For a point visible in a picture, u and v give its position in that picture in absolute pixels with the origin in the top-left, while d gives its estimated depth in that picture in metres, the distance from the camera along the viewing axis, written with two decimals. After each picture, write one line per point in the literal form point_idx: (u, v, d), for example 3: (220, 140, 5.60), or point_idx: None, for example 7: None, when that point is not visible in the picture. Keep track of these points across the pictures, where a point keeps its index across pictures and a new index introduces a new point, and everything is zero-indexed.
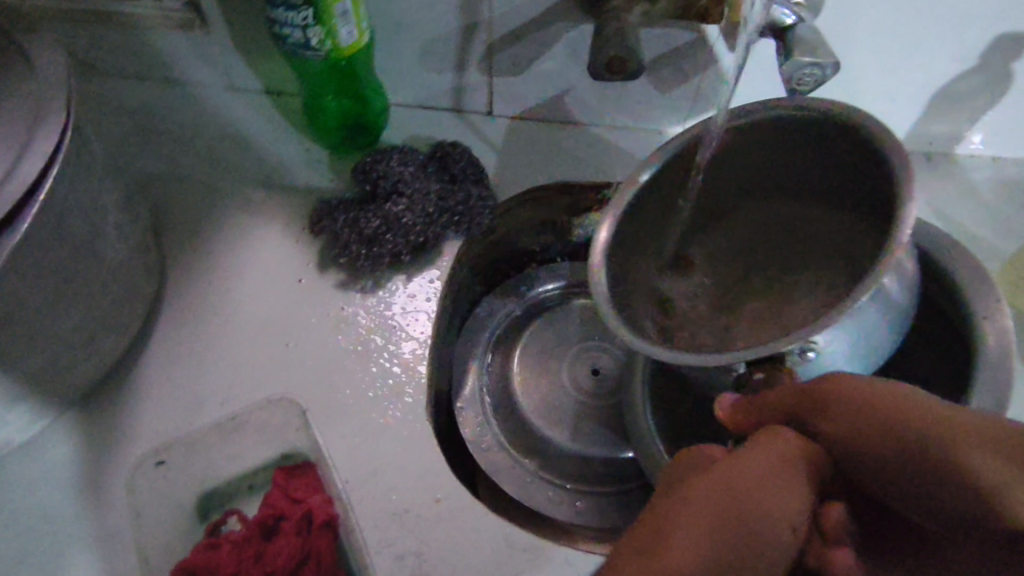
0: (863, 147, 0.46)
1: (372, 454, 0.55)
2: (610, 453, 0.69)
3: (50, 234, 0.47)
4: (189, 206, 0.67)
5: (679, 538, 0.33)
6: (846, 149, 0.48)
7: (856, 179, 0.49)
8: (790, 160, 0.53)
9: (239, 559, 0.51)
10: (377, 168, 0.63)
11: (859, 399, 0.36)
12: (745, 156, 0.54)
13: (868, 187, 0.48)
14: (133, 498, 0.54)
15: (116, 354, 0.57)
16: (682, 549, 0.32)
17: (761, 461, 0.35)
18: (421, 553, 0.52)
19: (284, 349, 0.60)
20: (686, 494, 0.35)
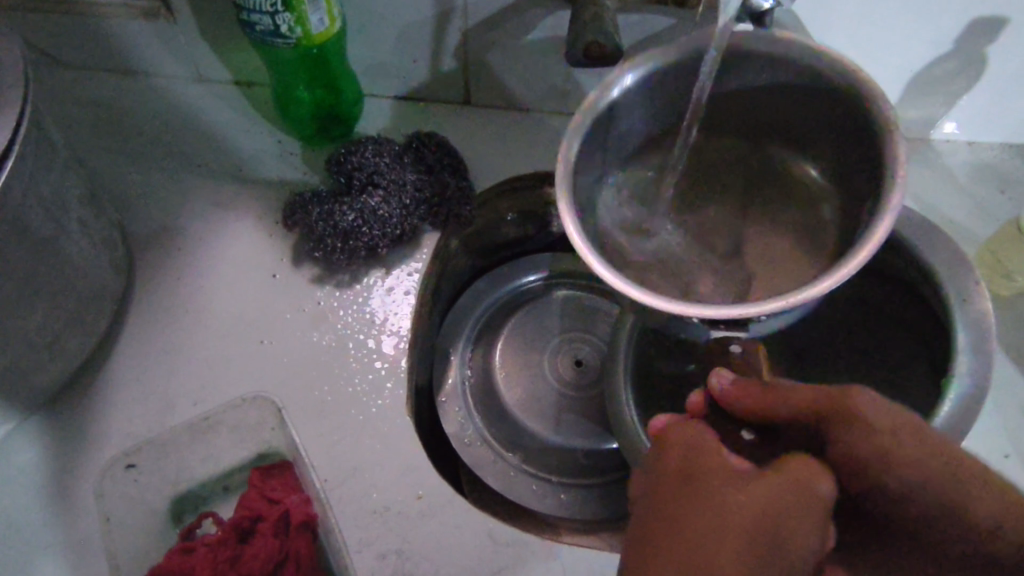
0: (856, 123, 0.45)
1: (351, 452, 0.54)
2: (594, 445, 0.69)
3: (7, 230, 0.45)
4: (157, 201, 0.65)
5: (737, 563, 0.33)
6: (851, 105, 0.45)
7: (854, 137, 0.46)
8: (788, 109, 0.50)
9: (215, 563, 0.50)
10: (352, 159, 0.61)
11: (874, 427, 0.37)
12: (746, 101, 0.51)
13: (864, 144, 0.46)
14: (101, 503, 0.52)
15: (84, 354, 0.55)
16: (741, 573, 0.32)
17: (788, 495, 0.34)
18: (403, 551, 0.51)
19: (258, 346, 0.58)
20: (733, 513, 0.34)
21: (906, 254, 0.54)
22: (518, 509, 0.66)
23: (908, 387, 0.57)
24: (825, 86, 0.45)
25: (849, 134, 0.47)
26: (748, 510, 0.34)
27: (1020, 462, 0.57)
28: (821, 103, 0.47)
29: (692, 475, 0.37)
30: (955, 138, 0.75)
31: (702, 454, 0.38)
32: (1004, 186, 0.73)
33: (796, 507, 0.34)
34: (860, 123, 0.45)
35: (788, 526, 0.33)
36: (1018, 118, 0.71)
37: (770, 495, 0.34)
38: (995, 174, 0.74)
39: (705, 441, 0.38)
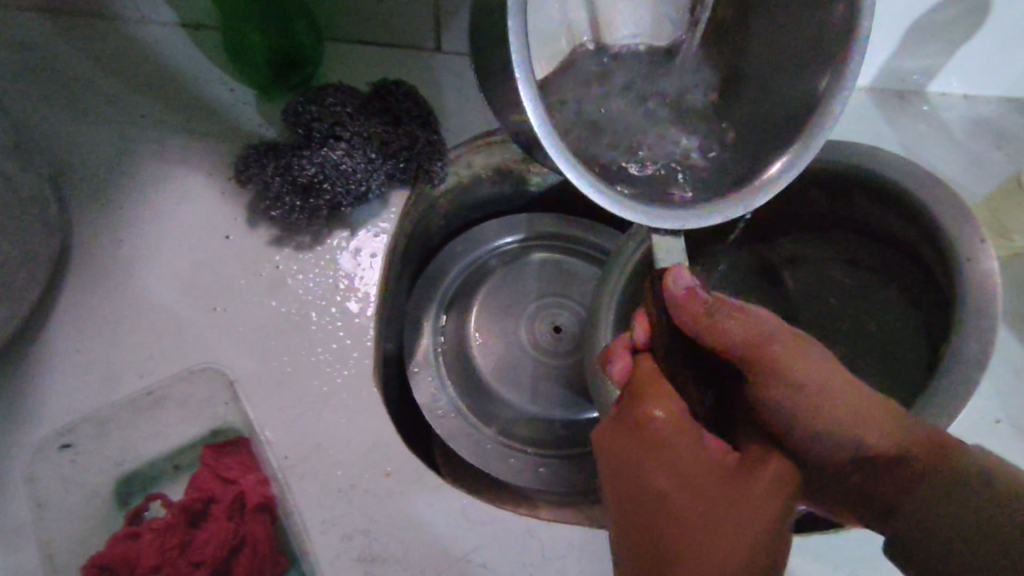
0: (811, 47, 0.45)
1: (313, 427, 0.50)
2: (572, 414, 0.66)
3: None
4: (95, 154, 0.59)
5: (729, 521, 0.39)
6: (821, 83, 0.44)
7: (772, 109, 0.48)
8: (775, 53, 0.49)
9: (161, 550, 0.46)
10: (311, 108, 0.56)
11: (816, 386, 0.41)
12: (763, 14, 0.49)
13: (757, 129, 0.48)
14: (32, 488, 0.48)
15: (15, 326, 0.50)
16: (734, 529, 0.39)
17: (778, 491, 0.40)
18: (370, 531, 0.47)
19: (208, 314, 0.54)
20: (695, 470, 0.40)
21: (915, 216, 0.51)
22: (495, 482, 0.63)
23: (902, 349, 0.55)
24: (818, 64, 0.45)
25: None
26: (742, 527, 0.39)
27: (1012, 428, 0.56)
28: (809, 57, 0.46)
29: (682, 474, 0.40)
30: (951, 93, 0.71)
31: (687, 452, 0.41)
32: (1001, 142, 0.70)
33: (776, 508, 0.39)
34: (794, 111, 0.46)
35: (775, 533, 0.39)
36: (1017, 70, 0.68)
37: (753, 503, 0.39)
38: (992, 130, 0.71)
39: (684, 420, 0.41)
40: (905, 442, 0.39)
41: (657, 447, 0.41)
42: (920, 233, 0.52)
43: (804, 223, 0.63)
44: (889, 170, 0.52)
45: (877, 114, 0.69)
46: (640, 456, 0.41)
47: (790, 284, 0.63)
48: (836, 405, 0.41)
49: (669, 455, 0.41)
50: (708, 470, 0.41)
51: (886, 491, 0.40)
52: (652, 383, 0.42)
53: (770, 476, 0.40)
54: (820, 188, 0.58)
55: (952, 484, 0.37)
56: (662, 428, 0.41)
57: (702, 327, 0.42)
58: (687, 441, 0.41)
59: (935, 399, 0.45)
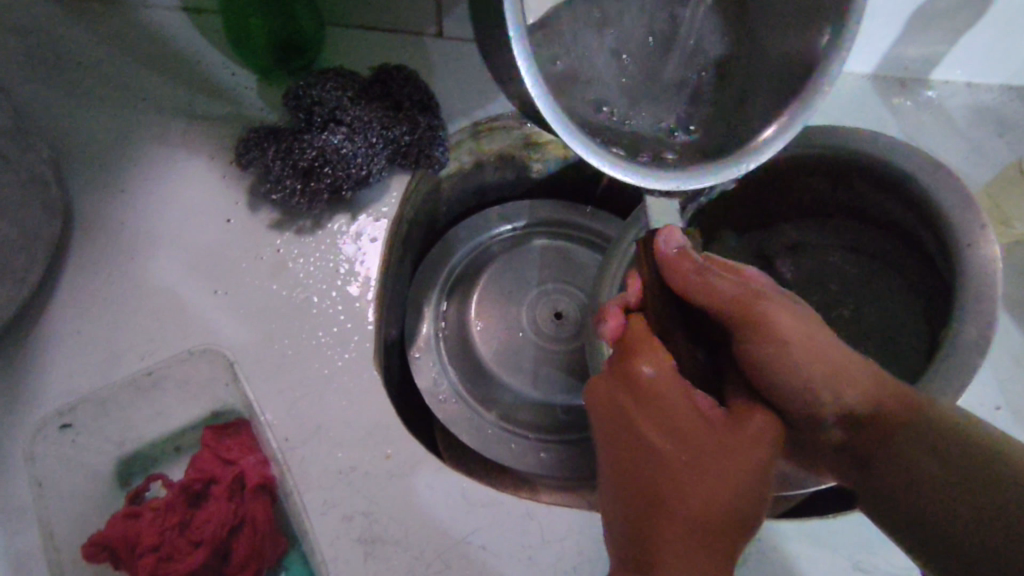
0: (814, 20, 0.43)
1: (314, 410, 0.50)
2: (573, 400, 0.66)
3: None
4: (96, 137, 0.58)
5: (713, 477, 0.39)
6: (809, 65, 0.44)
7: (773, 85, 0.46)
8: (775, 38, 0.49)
9: (162, 529, 0.46)
10: (312, 92, 0.55)
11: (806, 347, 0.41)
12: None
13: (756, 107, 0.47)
14: (32, 467, 0.48)
15: (16, 307, 0.50)
16: (720, 485, 0.39)
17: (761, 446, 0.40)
18: (369, 513, 0.48)
19: (210, 297, 0.54)
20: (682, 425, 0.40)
21: (917, 202, 0.51)
22: (496, 467, 0.63)
23: (902, 335, 0.55)
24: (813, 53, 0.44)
25: (744, 84, 0.48)
26: (728, 480, 0.39)
27: (1011, 415, 0.56)
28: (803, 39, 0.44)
29: (671, 430, 0.40)
30: (954, 81, 0.71)
31: (676, 405, 0.41)
32: (1004, 130, 0.70)
33: (763, 460, 0.40)
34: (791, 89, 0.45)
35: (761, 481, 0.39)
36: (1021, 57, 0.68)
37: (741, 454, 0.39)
38: (995, 118, 0.70)
39: (676, 372, 0.42)
40: (894, 403, 0.39)
41: (650, 400, 0.41)
42: (921, 220, 0.52)
43: (804, 210, 0.62)
44: (891, 156, 0.52)
45: (880, 101, 0.69)
46: (633, 407, 0.41)
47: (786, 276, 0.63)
48: (827, 367, 0.40)
49: (662, 408, 0.41)
50: (697, 423, 0.40)
51: (877, 454, 0.39)
52: (643, 343, 0.42)
53: (759, 430, 0.40)
54: (820, 175, 0.57)
55: (945, 446, 0.36)
56: (653, 382, 0.41)
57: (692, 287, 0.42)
58: (678, 393, 0.41)
59: (934, 383, 0.45)
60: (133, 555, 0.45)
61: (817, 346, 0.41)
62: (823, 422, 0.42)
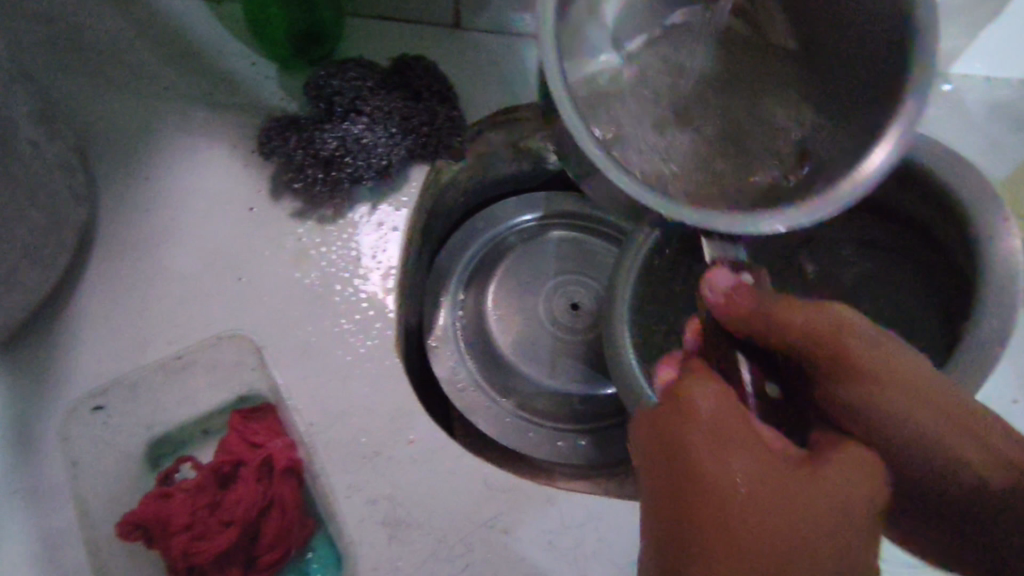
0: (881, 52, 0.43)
1: (338, 395, 0.51)
2: (590, 390, 0.66)
3: None
4: (120, 125, 0.59)
5: (777, 520, 0.36)
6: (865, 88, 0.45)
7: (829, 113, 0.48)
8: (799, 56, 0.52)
9: (192, 509, 0.46)
10: (332, 82, 0.57)
11: (878, 372, 0.40)
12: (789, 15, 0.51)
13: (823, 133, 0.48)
14: (66, 447, 0.49)
15: (44, 294, 0.51)
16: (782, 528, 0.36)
17: (836, 489, 0.37)
18: (394, 496, 0.48)
19: (235, 284, 0.55)
20: (747, 459, 0.37)
21: (937, 195, 0.52)
22: (513, 454, 0.64)
23: (922, 327, 0.56)
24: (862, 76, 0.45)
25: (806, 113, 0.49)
26: (791, 522, 0.36)
27: None
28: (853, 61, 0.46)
29: (735, 464, 0.37)
30: (975, 75, 0.71)
31: (740, 438, 0.38)
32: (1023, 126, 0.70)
33: (834, 503, 0.37)
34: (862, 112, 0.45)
35: (848, 522, 0.36)
36: None
37: (825, 489, 0.37)
38: (1015, 113, 0.70)
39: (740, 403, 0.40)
40: (969, 428, 0.39)
41: (712, 430, 0.38)
42: (943, 215, 0.52)
43: None
44: (912, 150, 0.52)
45: None
46: (692, 434, 0.38)
47: (808, 272, 0.63)
48: (898, 395, 0.40)
49: (720, 428, 0.38)
50: (763, 459, 0.37)
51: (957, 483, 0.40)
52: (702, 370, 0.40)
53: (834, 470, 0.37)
54: None
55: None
56: (713, 410, 0.39)
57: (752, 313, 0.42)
58: (743, 427, 0.38)
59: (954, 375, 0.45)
60: (166, 535, 0.45)
61: (890, 373, 0.40)
62: (902, 449, 0.41)
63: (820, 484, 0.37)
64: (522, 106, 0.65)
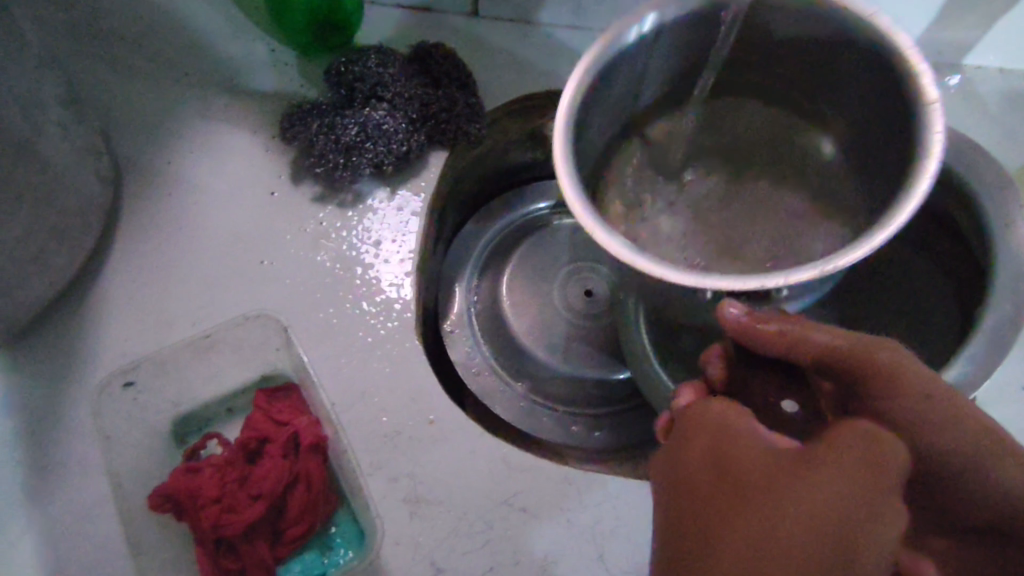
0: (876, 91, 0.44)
1: (359, 376, 0.52)
2: (604, 375, 0.67)
3: None
4: (143, 110, 0.60)
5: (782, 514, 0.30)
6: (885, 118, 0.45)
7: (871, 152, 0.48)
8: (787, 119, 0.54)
9: (222, 483, 0.46)
10: (353, 69, 0.57)
11: (883, 374, 0.36)
12: (765, 86, 0.53)
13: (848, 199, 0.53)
14: (98, 422, 0.50)
15: (71, 274, 0.52)
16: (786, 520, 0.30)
17: (848, 464, 0.30)
18: (414, 475, 0.49)
19: (257, 266, 0.55)
20: (740, 453, 0.33)
21: (951, 183, 0.52)
22: (528, 437, 0.65)
23: (938, 312, 0.56)
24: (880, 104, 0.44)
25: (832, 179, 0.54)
26: (792, 512, 0.30)
27: None
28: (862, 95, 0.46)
29: (722, 462, 0.33)
30: (987, 66, 0.71)
31: (733, 437, 0.34)
32: None
33: (846, 479, 0.30)
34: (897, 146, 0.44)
35: (868, 499, 0.30)
36: None
37: (837, 463, 0.31)
38: None
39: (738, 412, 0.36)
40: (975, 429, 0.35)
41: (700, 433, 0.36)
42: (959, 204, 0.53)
43: None
44: None
45: None
46: (683, 445, 0.36)
47: None
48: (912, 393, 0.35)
49: (714, 430, 0.35)
50: (759, 456, 0.33)
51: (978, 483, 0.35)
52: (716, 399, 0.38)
53: (847, 444, 0.31)
54: None
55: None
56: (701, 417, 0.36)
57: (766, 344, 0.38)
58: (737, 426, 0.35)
59: (969, 358, 0.46)
60: (196, 508, 0.45)
61: (902, 370, 0.36)
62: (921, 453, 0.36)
63: (835, 463, 0.31)
64: (542, 94, 0.65)
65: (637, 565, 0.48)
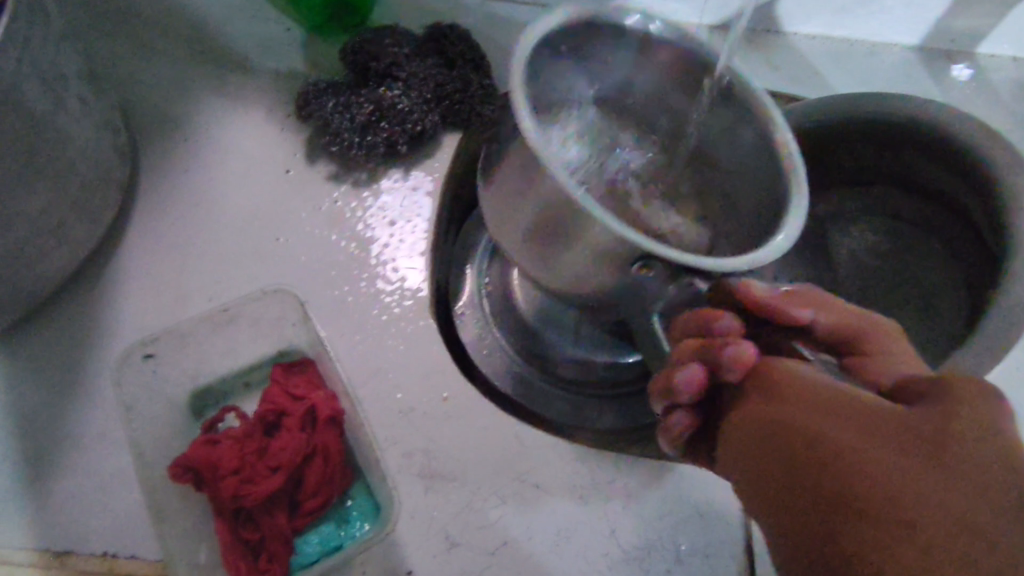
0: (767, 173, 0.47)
1: (374, 353, 0.52)
2: (613, 358, 0.67)
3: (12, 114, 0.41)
4: (158, 86, 0.60)
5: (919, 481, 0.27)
6: (753, 191, 0.49)
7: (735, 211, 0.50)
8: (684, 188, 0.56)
9: (241, 454, 0.47)
10: (369, 48, 0.58)
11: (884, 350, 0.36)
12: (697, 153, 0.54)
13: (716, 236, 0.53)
14: (119, 392, 0.49)
15: (90, 247, 0.52)
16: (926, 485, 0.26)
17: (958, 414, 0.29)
18: (429, 450, 0.50)
19: (273, 243, 0.56)
20: (841, 416, 0.30)
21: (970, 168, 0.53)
22: (537, 418, 0.65)
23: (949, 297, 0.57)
24: (756, 169, 0.48)
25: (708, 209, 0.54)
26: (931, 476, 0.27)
27: None
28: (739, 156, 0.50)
29: (831, 425, 0.29)
30: (1000, 54, 0.71)
31: (826, 398, 0.31)
32: None
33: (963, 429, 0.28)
34: (763, 209, 0.48)
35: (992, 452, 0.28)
36: None
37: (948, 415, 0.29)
38: None
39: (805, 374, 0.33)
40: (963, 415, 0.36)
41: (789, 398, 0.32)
42: (974, 188, 0.53)
43: (849, 177, 0.63)
44: (946, 123, 0.52)
45: (924, 73, 0.70)
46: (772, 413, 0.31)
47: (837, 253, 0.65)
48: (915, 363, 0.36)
49: (807, 396, 0.31)
50: (866, 417, 0.29)
51: None
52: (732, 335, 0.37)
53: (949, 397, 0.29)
54: (867, 141, 0.59)
55: None
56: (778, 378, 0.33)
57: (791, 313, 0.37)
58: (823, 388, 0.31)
59: (982, 341, 0.46)
60: (217, 478, 0.46)
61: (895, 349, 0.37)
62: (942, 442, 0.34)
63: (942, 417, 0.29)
64: None
65: (649, 541, 0.48)
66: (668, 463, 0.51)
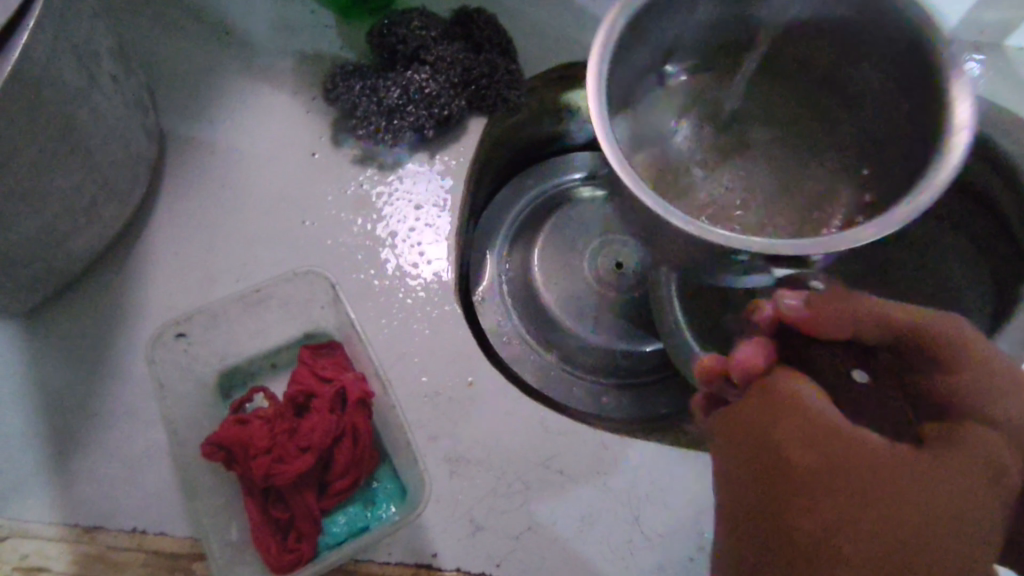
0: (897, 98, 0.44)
1: (401, 338, 0.53)
2: (633, 347, 0.68)
3: (50, 92, 0.41)
4: (187, 66, 0.60)
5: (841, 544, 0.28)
6: (899, 122, 0.45)
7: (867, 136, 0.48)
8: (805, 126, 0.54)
9: (271, 434, 0.47)
10: (397, 31, 0.57)
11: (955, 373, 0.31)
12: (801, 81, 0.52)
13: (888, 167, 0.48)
14: (153, 370, 0.49)
15: (119, 225, 0.52)
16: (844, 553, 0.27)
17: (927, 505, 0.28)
18: (455, 434, 0.50)
19: (299, 226, 0.56)
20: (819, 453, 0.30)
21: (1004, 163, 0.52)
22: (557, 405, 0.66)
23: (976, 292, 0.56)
24: (901, 86, 0.44)
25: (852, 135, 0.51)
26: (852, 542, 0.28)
27: None
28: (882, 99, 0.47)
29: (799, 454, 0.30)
30: None
31: (814, 431, 0.30)
32: None
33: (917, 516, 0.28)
34: (909, 137, 0.44)
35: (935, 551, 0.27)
36: None
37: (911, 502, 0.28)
38: None
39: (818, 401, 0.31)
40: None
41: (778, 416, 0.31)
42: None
43: None
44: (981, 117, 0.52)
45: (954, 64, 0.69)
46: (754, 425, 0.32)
47: None
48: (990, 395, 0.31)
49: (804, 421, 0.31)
50: (843, 465, 0.29)
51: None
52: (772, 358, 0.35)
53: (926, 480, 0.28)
54: None
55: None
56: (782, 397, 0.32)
57: (833, 327, 0.34)
58: (823, 419, 0.30)
59: None
60: (247, 458, 0.46)
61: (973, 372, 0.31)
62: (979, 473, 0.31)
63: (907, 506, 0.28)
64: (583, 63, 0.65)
65: (673, 528, 0.49)
66: (692, 452, 0.51)
